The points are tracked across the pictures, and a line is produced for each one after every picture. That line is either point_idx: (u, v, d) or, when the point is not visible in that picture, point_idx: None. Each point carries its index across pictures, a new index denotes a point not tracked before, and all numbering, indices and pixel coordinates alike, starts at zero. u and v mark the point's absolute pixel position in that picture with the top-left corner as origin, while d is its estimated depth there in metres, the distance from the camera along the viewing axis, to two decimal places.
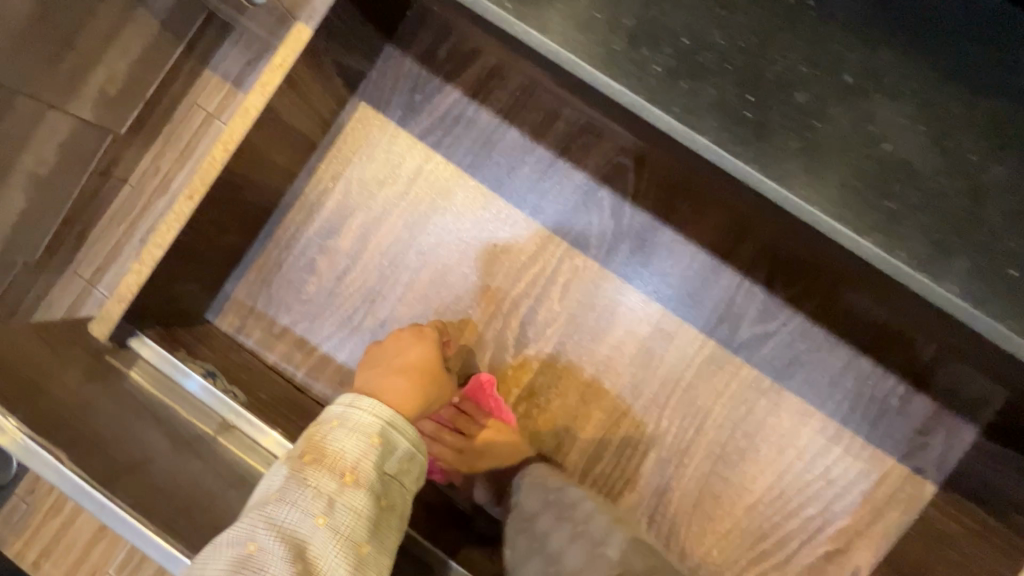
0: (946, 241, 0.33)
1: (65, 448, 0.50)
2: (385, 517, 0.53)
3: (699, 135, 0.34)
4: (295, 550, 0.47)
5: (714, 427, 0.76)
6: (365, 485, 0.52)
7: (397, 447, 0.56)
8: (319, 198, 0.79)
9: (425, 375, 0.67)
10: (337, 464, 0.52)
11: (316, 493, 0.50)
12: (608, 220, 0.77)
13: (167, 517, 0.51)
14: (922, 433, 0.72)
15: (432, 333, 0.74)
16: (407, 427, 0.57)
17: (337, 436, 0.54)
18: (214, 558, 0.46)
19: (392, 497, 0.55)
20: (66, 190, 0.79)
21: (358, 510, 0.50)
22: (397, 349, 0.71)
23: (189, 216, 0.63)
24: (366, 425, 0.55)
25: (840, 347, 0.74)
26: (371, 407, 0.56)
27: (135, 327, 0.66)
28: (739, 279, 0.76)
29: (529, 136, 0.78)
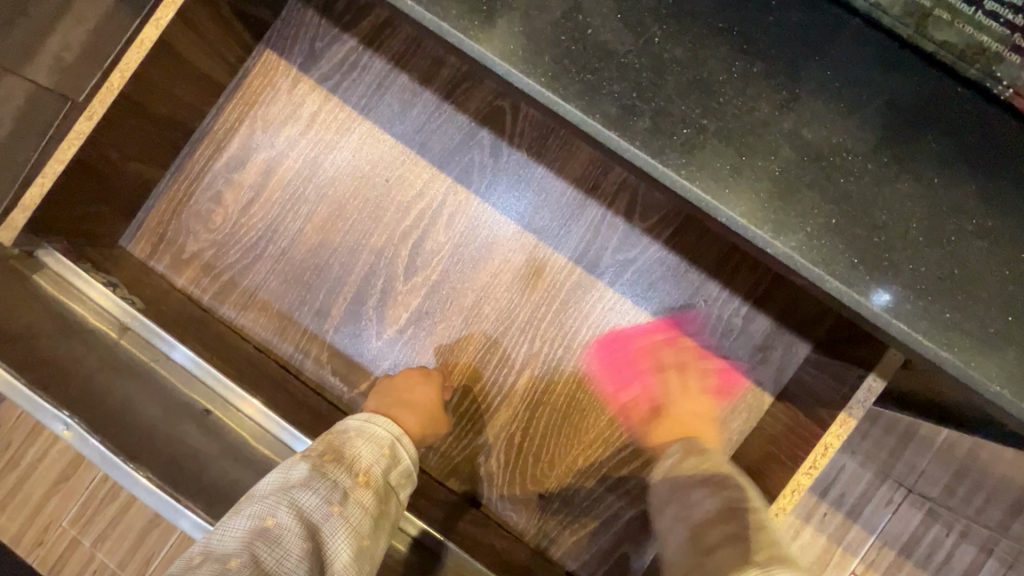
0: (632, 104, 0.41)
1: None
2: (384, 519, 0.60)
3: (441, 21, 0.41)
4: (308, 530, 0.55)
5: (581, 346, 0.84)
6: (374, 487, 0.60)
7: (401, 461, 0.66)
8: (226, 135, 0.87)
9: (429, 415, 0.78)
10: (353, 464, 0.61)
11: (330, 487, 0.58)
12: (488, 158, 0.85)
13: (49, 380, 0.62)
14: (763, 348, 0.81)
15: (437, 373, 0.83)
16: (411, 448, 0.68)
17: (354, 442, 0.63)
18: (238, 524, 0.54)
19: (392, 505, 0.62)
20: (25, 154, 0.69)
21: (364, 506, 0.58)
22: (403, 384, 0.80)
23: (89, 135, 0.70)
24: (380, 438, 0.65)
25: (691, 272, 0.82)
26: (385, 423, 0.67)
27: (42, 240, 0.72)
28: (604, 213, 0.83)
29: (417, 80, 0.86)
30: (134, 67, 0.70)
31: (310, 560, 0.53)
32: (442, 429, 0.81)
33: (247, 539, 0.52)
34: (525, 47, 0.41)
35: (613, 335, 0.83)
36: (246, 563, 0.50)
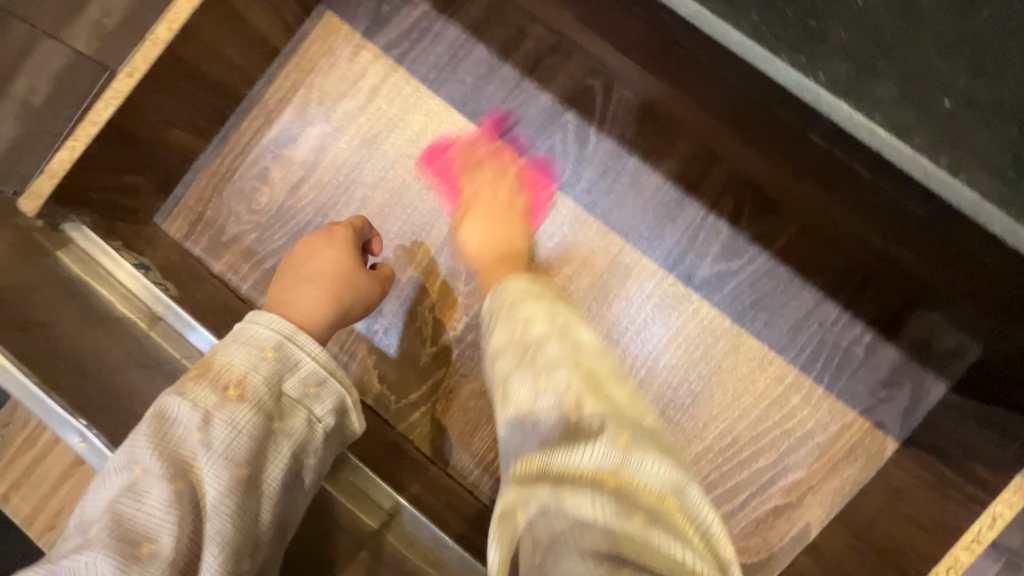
0: (871, 61, 0.29)
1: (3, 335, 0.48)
2: (276, 441, 0.46)
3: None
4: (177, 469, 0.42)
5: (668, 367, 0.72)
6: (251, 401, 0.45)
7: (298, 365, 0.49)
8: (277, 106, 0.77)
9: (340, 282, 0.62)
10: (222, 377, 0.46)
11: (189, 410, 0.44)
12: (572, 144, 0.74)
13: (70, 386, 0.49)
14: (887, 384, 0.69)
15: (343, 234, 0.67)
16: (312, 342, 0.50)
17: (225, 349, 0.48)
18: (105, 482, 0.43)
19: (291, 420, 0.48)
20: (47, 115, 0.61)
21: (237, 427, 0.44)
22: (305, 256, 0.64)
23: (128, 96, 0.62)
24: (261, 339, 0.48)
25: (806, 290, 0.70)
26: (268, 320, 0.49)
27: (70, 212, 0.64)
28: (704, 214, 0.72)
29: (496, 53, 0.75)
30: (184, 18, 0.61)
31: (182, 505, 0.41)
32: (375, 297, 0.66)
33: (110, 497, 0.42)
34: None
35: (705, 356, 0.72)
36: (106, 524, 0.40)
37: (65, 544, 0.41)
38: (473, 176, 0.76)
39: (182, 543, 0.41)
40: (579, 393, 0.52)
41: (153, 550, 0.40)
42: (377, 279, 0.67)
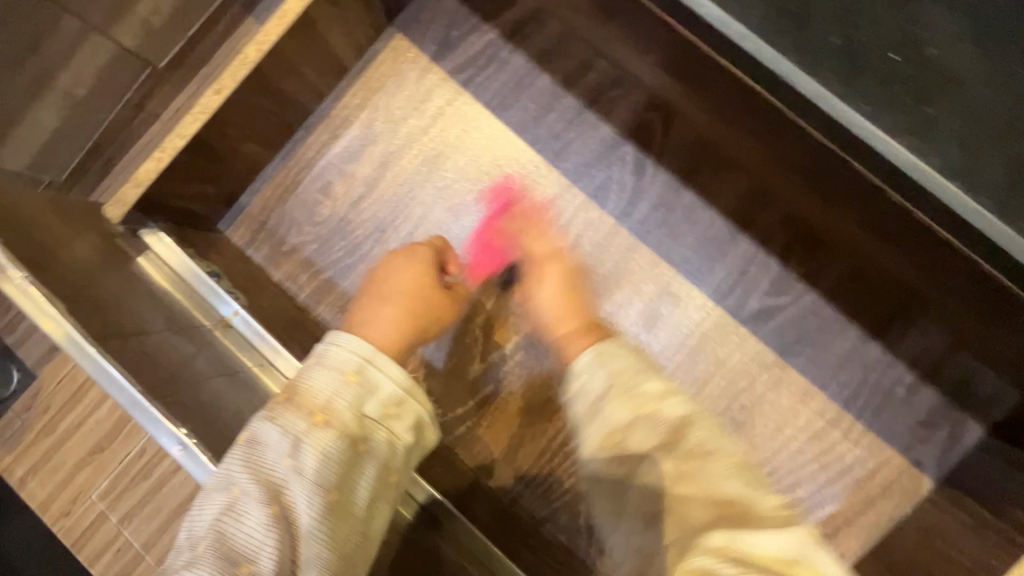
0: (981, 149, 0.33)
1: (105, 340, 0.49)
2: (361, 463, 0.46)
3: (740, 23, 0.35)
4: (270, 492, 0.43)
5: (713, 396, 0.74)
6: (335, 426, 0.46)
7: (379, 387, 0.49)
8: (343, 122, 0.80)
9: (416, 302, 0.62)
10: (306, 403, 0.47)
11: (280, 435, 0.45)
12: (631, 175, 0.77)
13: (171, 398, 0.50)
14: (925, 425, 0.71)
15: (423, 250, 0.67)
16: (391, 365, 0.51)
17: (310, 373, 0.49)
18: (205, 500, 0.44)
19: (376, 441, 0.48)
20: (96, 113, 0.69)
21: (324, 453, 0.45)
22: (387, 272, 0.65)
23: (215, 110, 0.63)
24: (341, 362, 0.49)
25: (850, 329, 0.73)
26: (346, 342, 0.50)
27: (146, 218, 0.67)
28: (755, 250, 0.75)
29: (559, 83, 0.78)
30: (273, 40, 0.63)
31: (277, 527, 0.42)
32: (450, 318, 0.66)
33: (211, 515, 0.43)
34: (844, 72, 0.34)
35: (748, 387, 0.74)
36: (210, 542, 0.42)
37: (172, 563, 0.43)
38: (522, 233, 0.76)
39: (280, 564, 0.41)
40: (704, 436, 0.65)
41: (252, 570, 0.41)
42: (453, 297, 0.67)
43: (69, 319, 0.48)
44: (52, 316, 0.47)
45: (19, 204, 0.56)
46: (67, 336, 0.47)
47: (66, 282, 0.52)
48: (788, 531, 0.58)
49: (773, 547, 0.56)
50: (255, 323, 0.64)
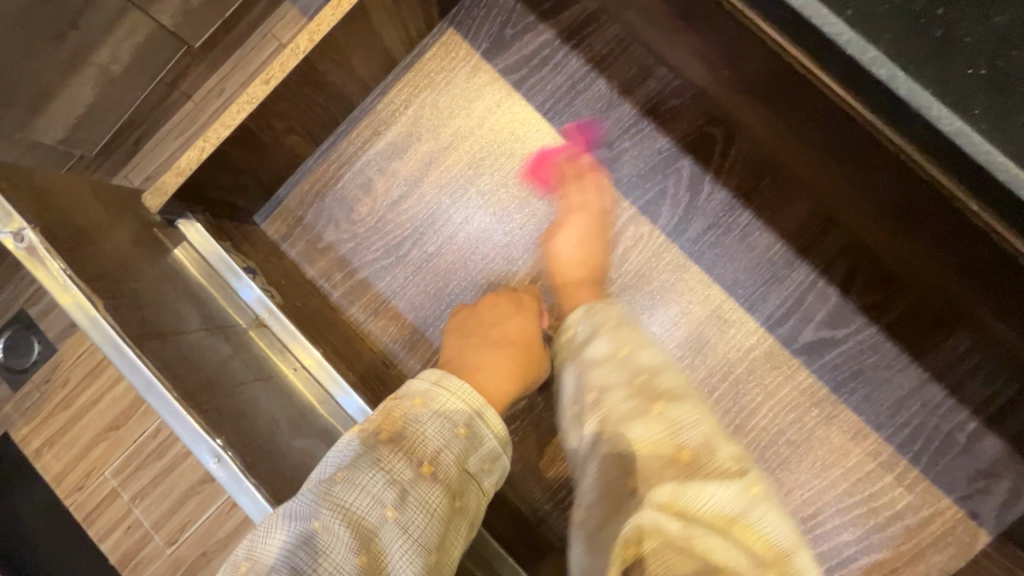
0: None
1: (140, 340, 0.47)
2: (457, 520, 0.49)
3: (870, 46, 0.32)
4: (362, 539, 0.44)
5: (757, 428, 0.71)
6: (441, 481, 0.48)
7: (482, 442, 0.53)
8: (389, 118, 0.77)
9: (525, 355, 0.65)
10: (415, 450, 0.48)
11: (386, 481, 0.46)
12: (685, 194, 0.73)
13: (206, 403, 0.48)
14: (986, 476, 0.67)
15: (532, 303, 0.71)
16: (497, 421, 0.54)
17: (420, 418, 0.50)
18: (285, 529, 0.44)
19: (470, 498, 0.51)
20: (136, 90, 0.86)
21: (429, 508, 0.46)
22: (496, 315, 0.68)
23: (262, 101, 0.61)
24: (453, 412, 0.52)
25: (911, 368, 0.69)
26: (461, 392, 0.52)
27: (186, 209, 0.64)
28: (814, 278, 0.71)
29: (616, 89, 0.74)
30: (326, 31, 0.60)
31: None
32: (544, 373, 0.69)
33: (296, 551, 0.42)
34: (991, 105, 0.31)
35: (797, 422, 0.70)
36: None
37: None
38: (575, 180, 0.74)
39: None
40: (697, 425, 0.57)
41: None
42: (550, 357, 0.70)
43: (86, 293, 0.46)
44: (69, 289, 0.46)
45: (60, 188, 0.54)
46: (87, 315, 0.46)
47: (99, 270, 0.50)
48: (734, 483, 0.53)
49: (767, 535, 0.52)
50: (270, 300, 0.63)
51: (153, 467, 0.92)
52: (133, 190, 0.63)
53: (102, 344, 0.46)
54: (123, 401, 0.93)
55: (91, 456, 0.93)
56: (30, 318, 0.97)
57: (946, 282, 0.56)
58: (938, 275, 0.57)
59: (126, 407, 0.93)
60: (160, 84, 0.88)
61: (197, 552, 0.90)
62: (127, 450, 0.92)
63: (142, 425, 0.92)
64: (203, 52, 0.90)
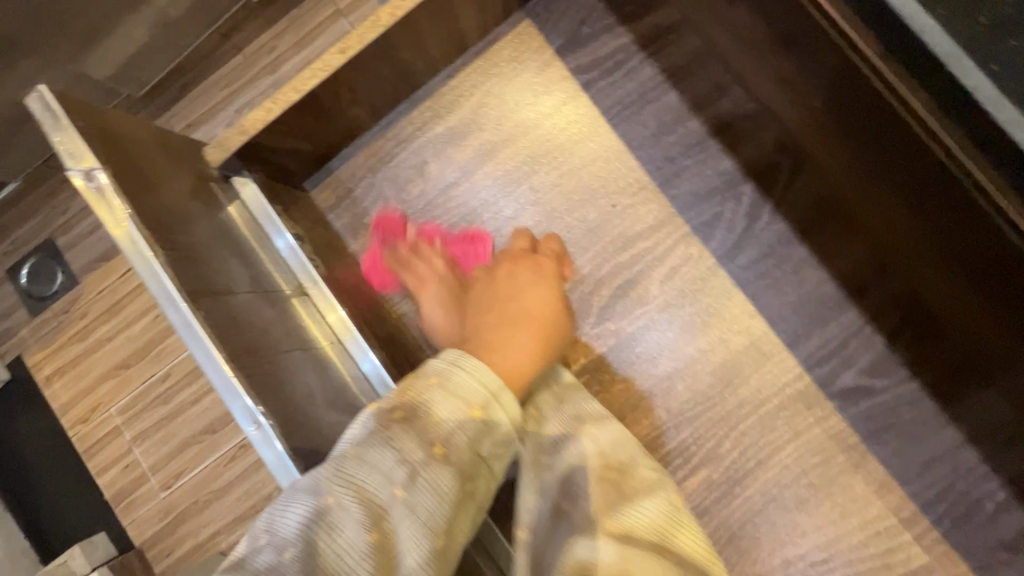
0: None
1: (193, 297, 0.47)
2: (467, 502, 0.48)
3: (1006, 104, 0.34)
4: (372, 517, 0.44)
5: (779, 465, 0.70)
6: (454, 463, 0.47)
7: (497, 427, 0.51)
8: (452, 103, 0.76)
9: (547, 330, 0.64)
10: (427, 430, 0.47)
11: (398, 462, 0.45)
12: (742, 218, 0.72)
13: (249, 367, 0.48)
14: (1009, 548, 0.65)
15: (548, 268, 0.69)
16: (511, 403, 0.53)
17: (433, 396, 0.49)
18: (297, 502, 0.44)
19: (481, 481, 0.50)
20: (190, 36, 0.87)
21: (440, 491, 0.45)
22: (516, 288, 0.66)
23: (336, 70, 0.60)
24: (468, 393, 0.50)
25: (948, 429, 0.67)
26: (476, 371, 0.51)
27: (244, 167, 0.64)
28: (861, 323, 0.69)
29: (688, 104, 0.73)
30: (408, 7, 0.59)
31: (374, 554, 0.43)
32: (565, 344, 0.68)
33: (307, 523, 0.43)
34: None
35: (821, 464, 0.70)
36: (303, 552, 0.42)
37: (252, 560, 0.43)
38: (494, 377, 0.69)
39: None
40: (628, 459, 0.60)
41: None
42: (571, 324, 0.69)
43: (148, 242, 0.46)
44: (131, 236, 0.46)
45: (129, 132, 0.54)
46: (145, 263, 0.45)
47: (158, 219, 0.49)
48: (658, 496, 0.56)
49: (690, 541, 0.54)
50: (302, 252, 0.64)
51: (156, 413, 0.92)
52: (195, 142, 0.63)
53: (157, 296, 0.46)
54: (138, 339, 0.93)
55: (95, 394, 0.94)
56: (57, 248, 0.99)
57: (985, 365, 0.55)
58: (991, 344, 0.53)
59: (139, 346, 0.93)
60: (216, 33, 0.88)
61: (190, 499, 0.90)
62: (131, 393, 0.93)
63: (149, 371, 0.92)
64: (263, 7, 0.88)
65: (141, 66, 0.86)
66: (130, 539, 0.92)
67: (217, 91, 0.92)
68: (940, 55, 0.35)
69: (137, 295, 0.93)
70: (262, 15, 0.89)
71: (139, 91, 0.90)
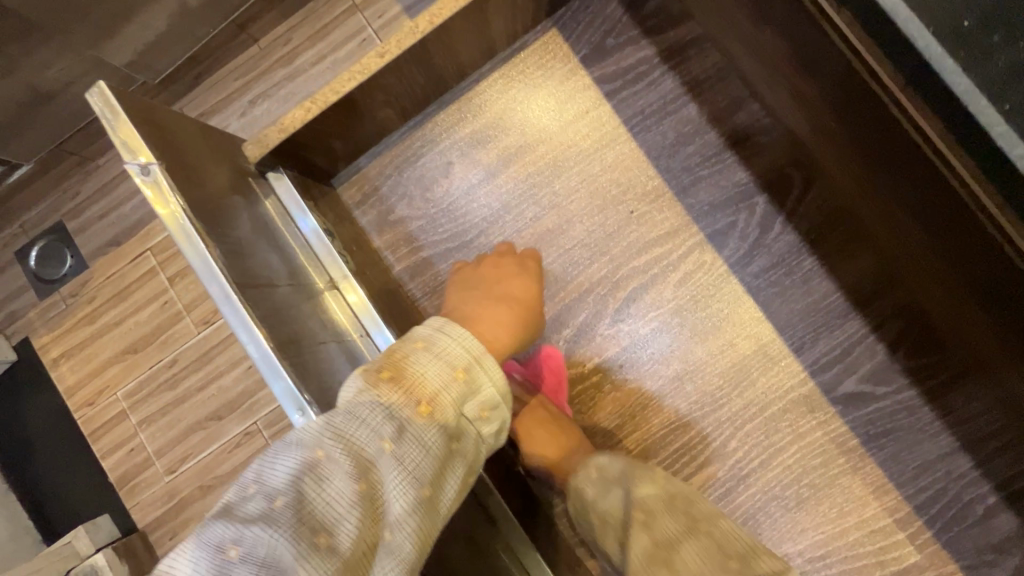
0: None
1: (243, 290, 0.50)
2: (453, 461, 0.47)
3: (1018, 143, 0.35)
4: (361, 468, 0.43)
5: (782, 465, 0.73)
6: (439, 421, 0.46)
7: (482, 389, 0.50)
8: (478, 107, 0.78)
9: (528, 313, 0.63)
10: (414, 388, 0.47)
11: (384, 415, 0.45)
12: (755, 228, 0.75)
13: (294, 357, 0.51)
14: (996, 549, 0.69)
15: (535, 267, 0.70)
16: (495, 369, 0.51)
17: (418, 357, 0.48)
18: (288, 452, 0.43)
19: (466, 442, 0.49)
20: (203, 28, 0.88)
21: (426, 445, 0.45)
22: (501, 277, 0.66)
23: (373, 73, 0.62)
24: (454, 355, 0.50)
25: (943, 435, 0.71)
26: (460, 336, 0.51)
27: (279, 164, 0.66)
28: (866, 333, 0.73)
29: (706, 117, 0.76)
30: (447, 15, 0.62)
31: (362, 504, 0.42)
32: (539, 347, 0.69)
33: (296, 473, 0.42)
34: None
35: (821, 465, 0.73)
36: (293, 500, 0.41)
37: (239, 508, 0.41)
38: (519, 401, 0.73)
39: (359, 540, 0.41)
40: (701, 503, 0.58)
41: (331, 543, 0.40)
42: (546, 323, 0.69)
43: (203, 237, 0.49)
44: (188, 231, 0.49)
45: (176, 128, 0.56)
46: (201, 258, 0.48)
47: (209, 214, 0.52)
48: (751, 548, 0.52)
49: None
50: (326, 237, 0.66)
51: (165, 396, 0.94)
52: (234, 139, 0.65)
53: (211, 288, 0.48)
54: (145, 326, 0.95)
55: (107, 374, 0.96)
56: (67, 232, 0.99)
57: (987, 372, 0.58)
58: (991, 358, 0.55)
59: (148, 332, 0.95)
60: (233, 25, 0.90)
61: (194, 484, 0.93)
62: (142, 375, 0.95)
63: (160, 354, 0.94)
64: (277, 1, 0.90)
65: (160, 55, 0.88)
66: (134, 521, 0.94)
67: (234, 83, 0.94)
68: (957, 94, 0.37)
69: (150, 280, 0.95)
70: (280, 9, 0.91)
71: (155, 79, 0.91)
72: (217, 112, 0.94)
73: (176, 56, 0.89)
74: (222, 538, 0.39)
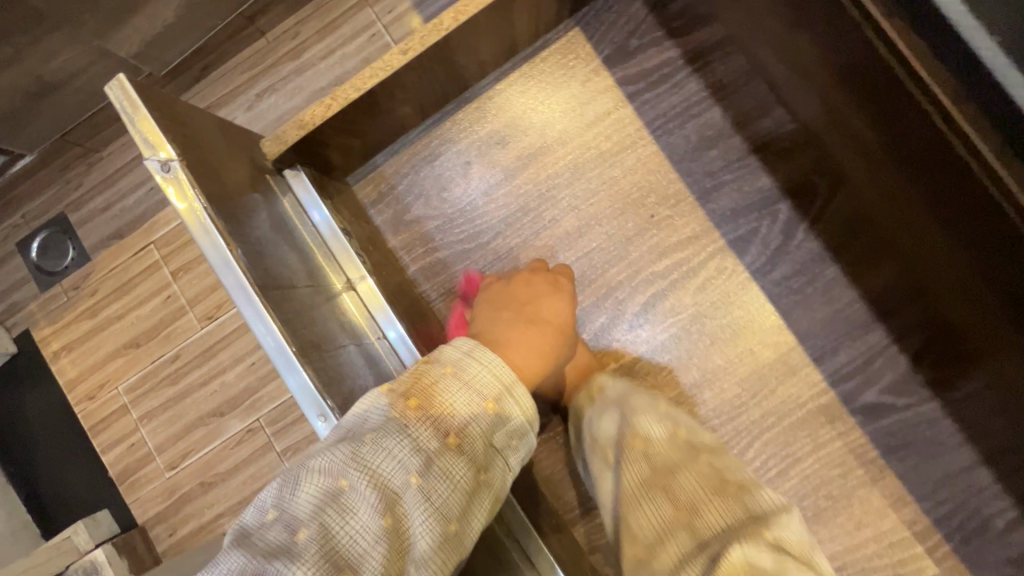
0: None
1: (265, 292, 0.49)
2: (480, 495, 0.46)
3: None
4: (385, 501, 0.42)
5: (799, 475, 0.73)
6: (467, 454, 0.45)
7: (511, 421, 0.49)
8: (498, 106, 0.77)
9: (561, 338, 0.62)
10: (442, 419, 0.46)
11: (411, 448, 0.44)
12: (778, 234, 0.74)
13: (316, 360, 0.50)
14: (1015, 565, 0.68)
15: (565, 286, 0.69)
16: (526, 399, 0.50)
17: (447, 384, 0.47)
18: (310, 481, 0.42)
19: (494, 474, 0.48)
20: (214, 21, 0.87)
21: (453, 480, 0.44)
22: (534, 296, 0.65)
23: (395, 70, 0.61)
24: (484, 384, 0.48)
25: (964, 448, 0.70)
26: (491, 362, 0.49)
27: (296, 161, 0.65)
28: (888, 343, 0.72)
29: (730, 121, 0.74)
30: (472, 12, 0.60)
31: (387, 539, 0.41)
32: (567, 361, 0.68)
33: (319, 504, 0.41)
34: None
35: (839, 475, 0.72)
36: (316, 534, 0.40)
37: (261, 536, 0.41)
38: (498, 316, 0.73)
39: None
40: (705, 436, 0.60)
41: None
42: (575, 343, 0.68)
43: (225, 238, 0.48)
44: (211, 231, 0.47)
45: (196, 123, 0.55)
46: (224, 259, 0.47)
47: (231, 214, 0.51)
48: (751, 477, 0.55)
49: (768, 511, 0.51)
50: (339, 231, 0.65)
51: (167, 391, 0.93)
52: (252, 135, 0.64)
53: (234, 291, 0.47)
54: (149, 320, 0.93)
55: (108, 368, 0.94)
56: (70, 223, 0.97)
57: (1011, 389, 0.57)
58: (1019, 380, 0.54)
59: (153, 327, 0.93)
60: (243, 17, 0.88)
61: (196, 481, 0.91)
62: (144, 369, 0.93)
63: (162, 348, 0.93)
64: None
65: (168, 46, 0.86)
66: (133, 518, 0.92)
67: (242, 76, 0.92)
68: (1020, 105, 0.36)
69: (155, 275, 0.93)
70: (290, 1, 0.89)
71: (161, 71, 0.90)
72: (227, 106, 0.92)
73: (185, 48, 0.88)
74: (241, 569, 0.39)
